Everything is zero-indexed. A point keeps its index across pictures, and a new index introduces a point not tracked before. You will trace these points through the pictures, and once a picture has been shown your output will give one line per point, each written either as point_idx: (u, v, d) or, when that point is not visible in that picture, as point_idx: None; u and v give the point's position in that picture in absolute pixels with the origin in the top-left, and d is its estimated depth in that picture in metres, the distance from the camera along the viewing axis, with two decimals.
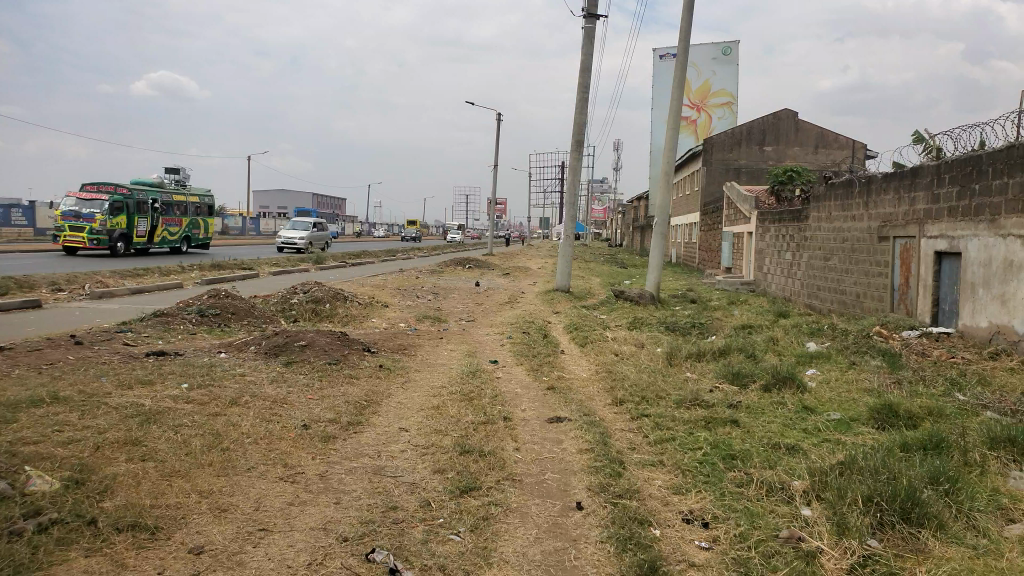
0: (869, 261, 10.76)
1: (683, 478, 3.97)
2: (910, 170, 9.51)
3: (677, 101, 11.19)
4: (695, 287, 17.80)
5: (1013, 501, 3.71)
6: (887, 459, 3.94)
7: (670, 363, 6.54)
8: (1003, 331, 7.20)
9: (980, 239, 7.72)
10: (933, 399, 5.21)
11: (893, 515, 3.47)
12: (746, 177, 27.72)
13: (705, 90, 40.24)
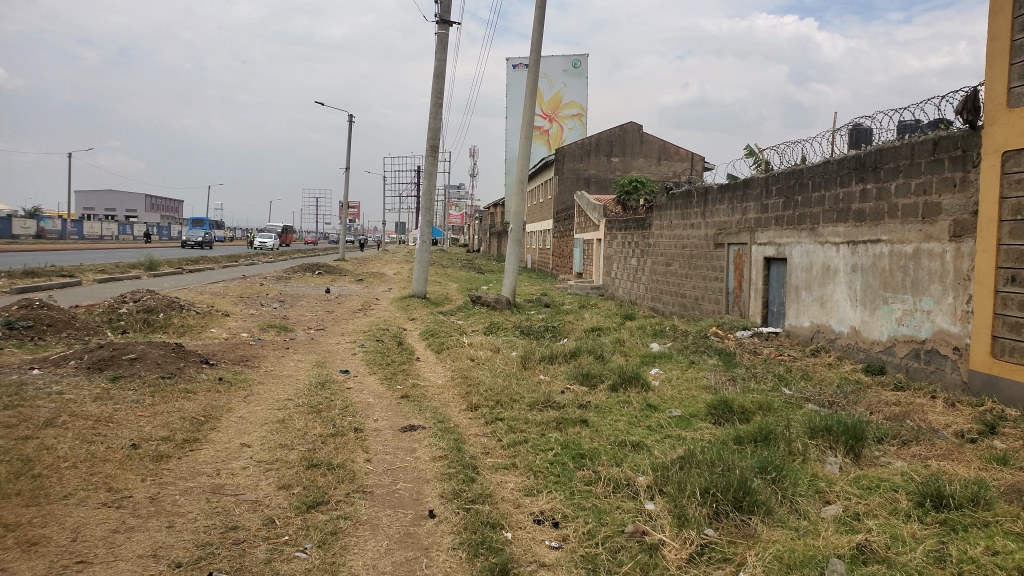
0: (706, 267, 11.50)
1: (534, 480, 4.05)
2: (742, 181, 10.25)
3: (530, 110, 11.43)
4: (550, 292, 18.31)
5: (829, 484, 4.19)
6: (722, 452, 4.22)
7: (525, 366, 6.67)
8: (823, 330, 7.94)
9: (803, 246, 8.44)
10: (763, 393, 5.64)
11: (727, 505, 3.72)
12: (595, 187, 28.98)
13: (558, 100, 41.54)
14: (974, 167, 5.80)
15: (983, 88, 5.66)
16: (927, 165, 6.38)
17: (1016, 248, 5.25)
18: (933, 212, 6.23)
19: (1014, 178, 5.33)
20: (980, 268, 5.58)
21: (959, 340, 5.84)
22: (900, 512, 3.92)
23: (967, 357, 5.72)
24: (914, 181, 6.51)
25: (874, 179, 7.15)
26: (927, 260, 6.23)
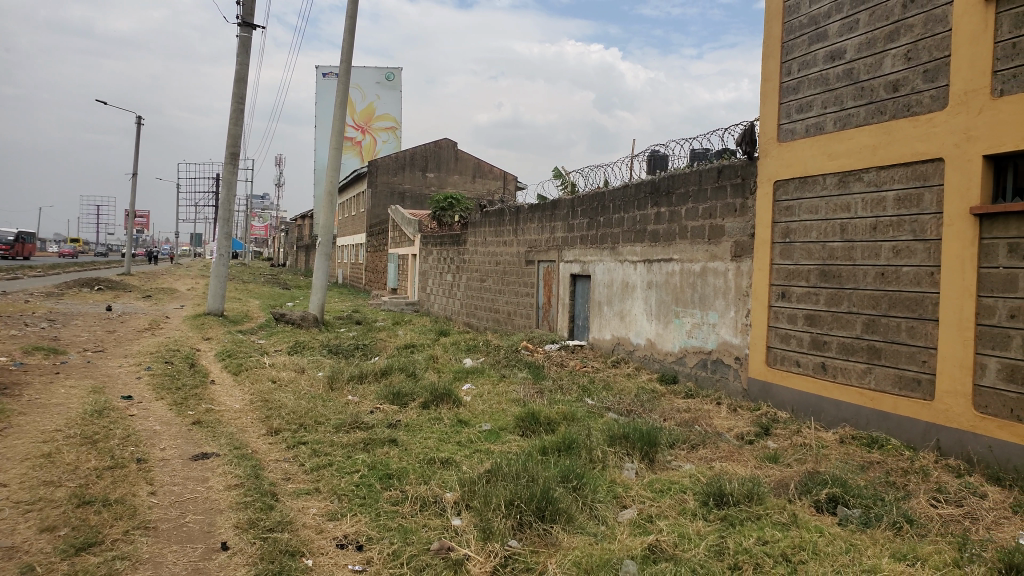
0: (518, 282, 12.03)
1: (338, 503, 3.94)
2: (550, 202, 11.05)
3: (340, 120, 11.20)
4: (362, 308, 18.07)
5: (625, 489, 4.46)
6: (528, 463, 4.36)
7: (332, 388, 6.49)
8: (622, 342, 9.04)
9: (605, 264, 9.50)
10: (569, 405, 5.90)
11: (531, 516, 3.88)
12: (410, 202, 29.10)
13: (370, 113, 41.24)
14: (751, 194, 7.06)
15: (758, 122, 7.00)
16: (712, 191, 7.59)
17: (785, 268, 6.63)
18: (717, 234, 7.46)
19: (783, 205, 6.69)
20: (757, 286, 6.90)
21: (739, 350, 7.14)
22: (687, 511, 4.28)
23: (747, 365, 7.03)
24: (701, 206, 7.72)
25: (667, 203, 8.27)
26: (713, 277, 7.49)
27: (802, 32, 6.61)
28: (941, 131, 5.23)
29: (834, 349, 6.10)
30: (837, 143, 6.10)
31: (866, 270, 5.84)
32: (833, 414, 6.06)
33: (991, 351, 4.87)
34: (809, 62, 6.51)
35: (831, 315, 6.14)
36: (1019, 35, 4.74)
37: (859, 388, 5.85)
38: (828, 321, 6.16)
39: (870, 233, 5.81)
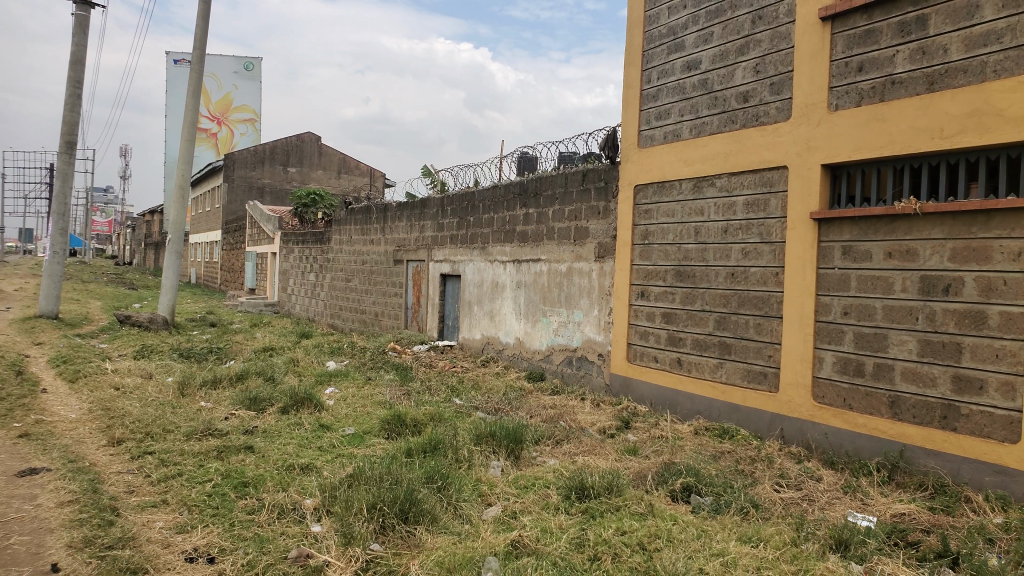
0: (384, 282, 12.25)
1: (187, 515, 3.74)
2: (418, 201, 11.29)
3: (193, 110, 10.67)
4: (217, 309, 17.36)
5: (490, 487, 4.54)
6: (391, 465, 4.35)
7: (183, 394, 6.15)
8: (492, 341, 9.49)
9: (474, 264, 9.87)
10: (436, 405, 5.90)
11: (394, 518, 3.85)
12: (269, 197, 28.21)
13: (224, 105, 39.41)
14: (614, 198, 7.55)
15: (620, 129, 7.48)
16: (577, 193, 8.03)
17: (644, 267, 7.15)
18: (582, 235, 7.92)
19: (643, 208, 7.21)
20: (618, 286, 7.42)
21: (602, 347, 7.64)
22: (550, 506, 4.41)
23: (609, 362, 7.51)
24: (567, 208, 8.15)
25: (535, 204, 8.67)
26: (579, 277, 7.96)
27: (661, 42, 7.11)
28: (785, 141, 5.84)
29: (688, 345, 6.66)
30: (693, 150, 6.65)
31: (718, 271, 6.41)
32: (688, 406, 6.62)
33: (827, 345, 5.56)
34: (667, 71, 7.00)
35: (685, 313, 6.70)
36: (851, 56, 5.43)
37: (711, 382, 6.42)
38: (683, 318, 6.71)
39: (721, 235, 6.39)
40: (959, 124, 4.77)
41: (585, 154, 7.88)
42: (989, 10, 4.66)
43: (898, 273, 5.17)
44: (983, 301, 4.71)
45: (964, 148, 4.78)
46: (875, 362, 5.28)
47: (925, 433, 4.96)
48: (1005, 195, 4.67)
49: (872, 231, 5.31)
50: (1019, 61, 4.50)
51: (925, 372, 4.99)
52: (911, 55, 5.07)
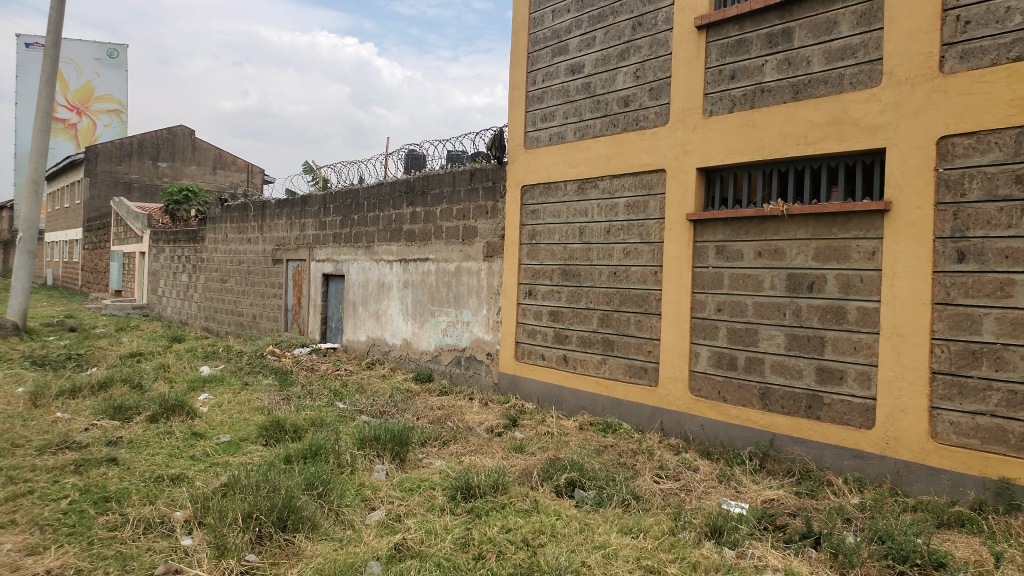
0: (263, 282, 11.97)
1: (39, 536, 3.48)
2: (299, 198, 11.09)
3: (48, 98, 9.94)
4: (78, 313, 16.28)
5: (374, 491, 4.50)
6: (268, 473, 4.22)
7: (34, 405, 5.70)
8: (377, 343, 9.39)
9: (359, 263, 9.78)
10: (318, 410, 5.80)
11: (271, 527, 3.72)
12: (137, 194, 26.80)
13: (87, 92, 37.10)
14: (501, 197, 7.62)
15: (506, 129, 7.55)
16: (464, 192, 8.06)
17: (531, 267, 7.27)
18: (470, 234, 7.97)
19: (530, 209, 7.31)
20: (506, 285, 7.50)
21: (490, 346, 7.70)
22: (435, 507, 4.41)
23: (497, 361, 7.58)
24: (454, 207, 8.18)
25: (421, 203, 8.67)
26: (467, 276, 8.00)
27: (545, 44, 7.23)
28: (663, 145, 6.07)
29: (574, 342, 6.81)
30: (577, 152, 6.80)
31: (601, 270, 6.59)
32: (573, 402, 6.75)
33: (702, 340, 5.83)
34: (552, 73, 7.13)
35: (571, 312, 6.85)
36: (724, 64, 5.71)
37: (595, 378, 6.59)
38: (569, 317, 6.86)
39: (604, 235, 6.56)
40: (819, 132, 5.18)
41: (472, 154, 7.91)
42: (845, 27, 5.07)
43: (767, 271, 5.48)
44: (842, 297, 5.10)
45: (826, 154, 5.18)
46: (747, 356, 5.58)
47: (792, 422, 5.31)
48: (861, 198, 5.07)
49: (743, 232, 5.61)
50: (872, 75, 4.96)
51: (791, 364, 5.33)
52: (778, 65, 5.41)
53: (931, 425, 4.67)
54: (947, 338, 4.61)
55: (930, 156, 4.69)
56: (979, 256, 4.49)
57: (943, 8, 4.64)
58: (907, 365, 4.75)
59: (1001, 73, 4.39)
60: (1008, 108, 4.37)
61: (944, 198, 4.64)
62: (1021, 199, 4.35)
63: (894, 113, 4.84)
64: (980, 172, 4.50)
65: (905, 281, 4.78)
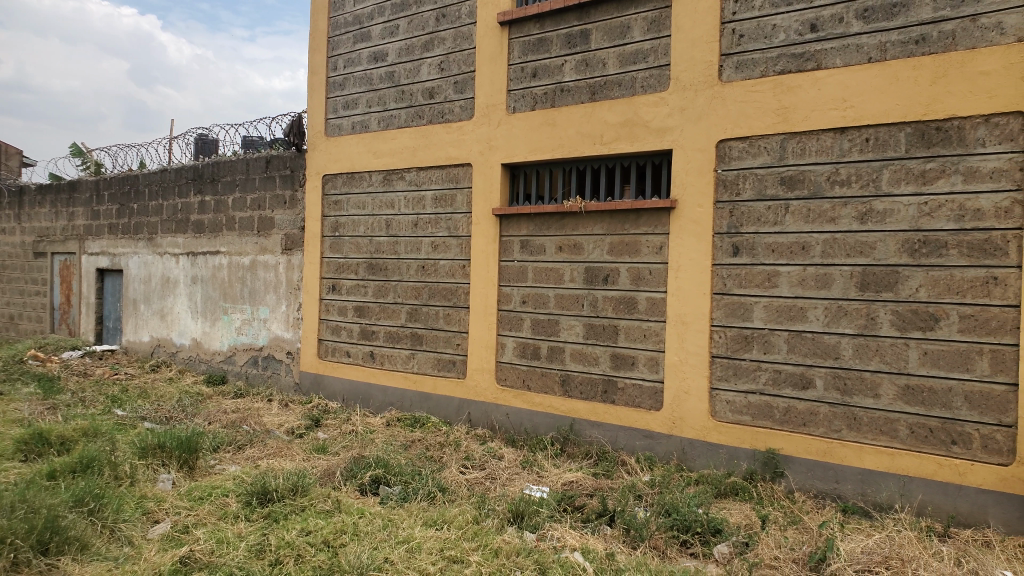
0: (23, 279, 10.68)
1: None
2: (67, 184, 10.05)
3: None
4: None
5: (157, 502, 4.19)
6: (26, 492, 3.78)
7: None
8: (163, 343, 8.73)
9: (140, 257, 9.04)
10: (90, 419, 5.32)
11: (29, 551, 3.32)
12: None
13: None
14: (300, 186, 7.37)
15: (305, 116, 7.30)
16: (260, 181, 7.71)
17: (335, 261, 7.09)
18: (267, 225, 7.64)
19: (333, 200, 7.13)
20: (308, 280, 7.25)
21: (290, 345, 7.41)
22: (228, 515, 4.19)
23: (299, 359, 7.32)
24: (249, 196, 7.81)
25: (212, 191, 8.19)
26: (263, 270, 7.65)
27: (346, 30, 7.04)
28: (469, 138, 6.13)
29: (381, 338, 6.73)
30: (382, 142, 6.70)
31: (409, 264, 6.56)
32: (381, 398, 6.67)
33: (508, 332, 5.98)
34: (353, 60, 6.97)
35: (378, 306, 6.76)
36: (526, 61, 5.86)
37: (403, 372, 6.56)
38: (376, 311, 6.77)
39: (411, 228, 6.53)
40: (614, 132, 5.47)
41: (269, 141, 7.53)
42: (637, 33, 5.39)
43: (567, 265, 5.72)
44: (634, 288, 5.43)
45: (619, 153, 5.48)
46: (549, 346, 5.79)
47: (590, 406, 5.59)
48: (650, 195, 5.43)
49: (546, 227, 5.81)
50: (661, 79, 5.31)
51: (589, 352, 5.61)
52: (576, 65, 5.64)
53: (710, 404, 5.12)
54: (724, 325, 5.08)
55: (711, 158, 5.11)
56: (750, 250, 4.98)
57: (720, 22, 5.07)
58: (690, 350, 5.18)
59: (769, 85, 4.89)
60: (775, 117, 4.87)
61: (722, 197, 5.09)
62: (784, 199, 4.87)
63: (680, 116, 5.21)
64: (752, 174, 4.98)
65: (688, 274, 5.19)
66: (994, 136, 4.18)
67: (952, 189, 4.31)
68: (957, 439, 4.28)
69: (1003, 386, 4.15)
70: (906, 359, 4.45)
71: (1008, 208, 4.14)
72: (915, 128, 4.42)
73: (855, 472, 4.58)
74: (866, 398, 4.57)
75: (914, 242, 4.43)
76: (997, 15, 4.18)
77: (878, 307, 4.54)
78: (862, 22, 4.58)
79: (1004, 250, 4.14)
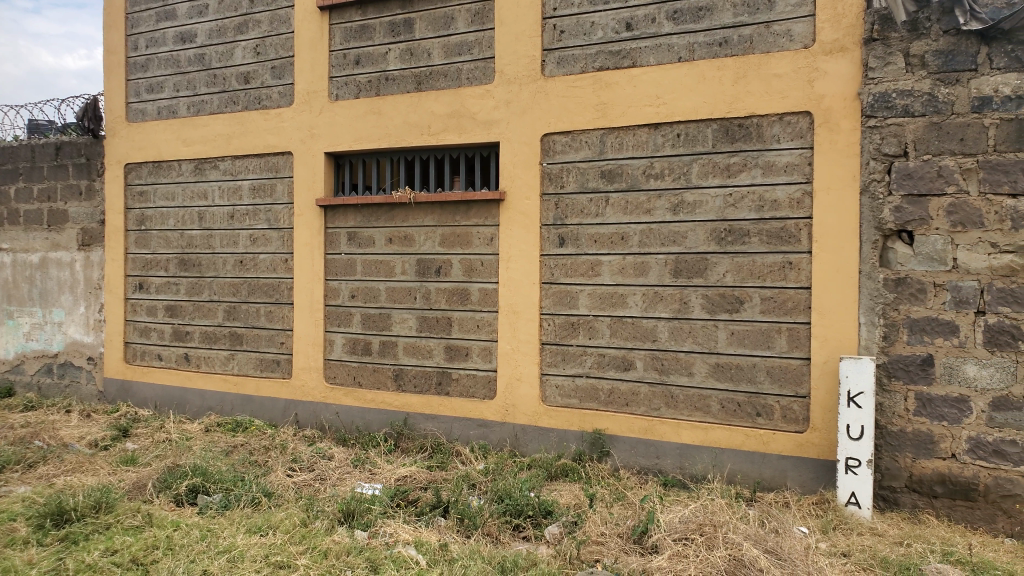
0: None
1: None
2: None
3: None
4: None
5: None
6: None
7: None
8: None
9: None
10: None
11: None
12: None
13: None
14: (97, 176, 6.76)
15: (101, 99, 6.69)
16: (49, 169, 6.99)
17: (141, 257, 6.58)
18: (60, 219, 6.94)
19: (137, 190, 6.61)
20: (110, 278, 6.67)
21: (91, 350, 6.80)
22: (17, 541, 3.78)
23: (101, 366, 6.74)
24: (37, 187, 7.06)
25: None
26: (56, 269, 6.95)
27: (147, 7, 6.52)
28: (289, 126, 5.89)
29: (196, 339, 6.33)
30: (193, 129, 6.28)
31: (225, 258, 6.21)
32: (198, 403, 6.28)
33: (336, 328, 5.82)
34: (157, 40, 6.47)
35: (192, 305, 6.34)
36: (348, 48, 5.72)
37: (221, 375, 6.21)
38: (189, 310, 6.35)
39: (227, 221, 6.19)
40: (441, 122, 5.44)
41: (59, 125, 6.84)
42: (461, 24, 5.40)
43: (397, 257, 5.65)
44: (465, 280, 5.46)
45: (447, 144, 5.47)
46: (380, 341, 5.70)
47: (423, 399, 5.57)
48: (479, 186, 5.47)
49: (374, 218, 5.70)
50: (485, 71, 5.35)
51: (422, 345, 5.58)
52: (401, 55, 5.57)
53: (541, 390, 5.26)
54: (552, 313, 5.23)
55: (536, 151, 5.22)
56: (575, 240, 5.15)
57: (542, 17, 5.18)
58: (521, 338, 5.29)
59: (589, 80, 5.06)
60: (595, 111, 5.05)
61: (548, 189, 5.22)
62: (605, 191, 5.07)
63: (505, 109, 5.28)
64: (574, 167, 5.14)
65: (518, 264, 5.29)
66: (787, 133, 4.58)
67: (752, 182, 4.67)
68: (761, 411, 4.67)
69: (799, 361, 4.57)
70: (715, 339, 4.79)
71: (799, 199, 4.55)
72: (720, 125, 4.75)
73: (673, 447, 4.89)
74: (681, 376, 4.88)
75: (721, 231, 4.77)
76: (787, 23, 4.57)
77: (690, 293, 4.85)
78: (672, 23, 4.85)
79: (797, 237, 4.56)
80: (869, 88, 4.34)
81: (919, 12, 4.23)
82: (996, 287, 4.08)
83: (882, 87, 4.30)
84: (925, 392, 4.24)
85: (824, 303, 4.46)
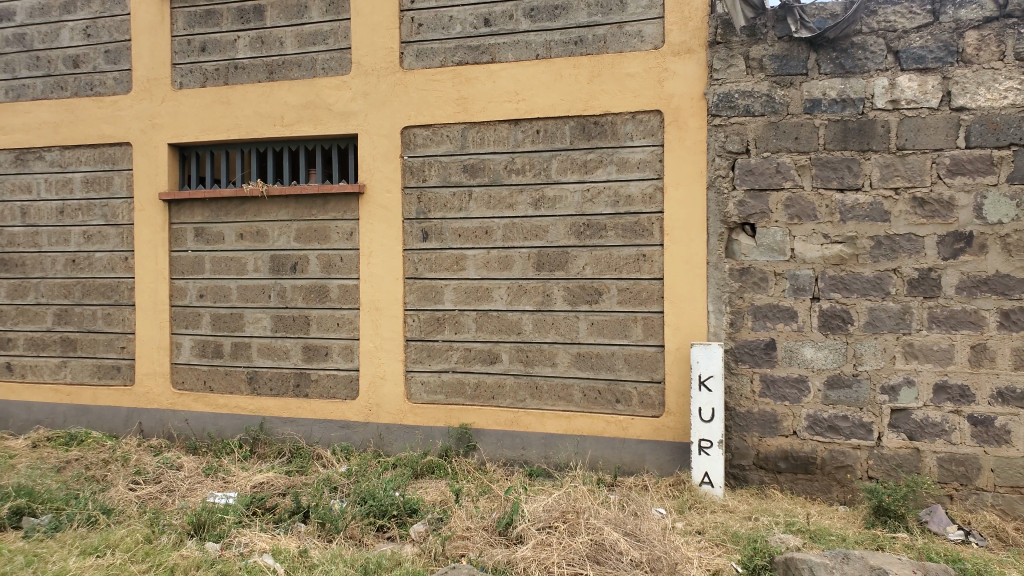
0: None
1: None
2: None
3: None
4: None
5: None
6: None
7: None
8: None
9: None
10: None
11: None
12: None
13: None
14: None
15: None
16: None
17: None
18: None
19: None
20: None
21: None
22: None
23: None
24: None
25: None
26: None
27: None
28: (127, 115, 5.50)
29: (21, 346, 5.80)
30: (14, 116, 5.75)
31: (54, 258, 5.72)
32: (24, 417, 5.75)
33: (184, 330, 5.50)
34: None
35: (15, 309, 5.81)
36: (192, 34, 5.41)
37: (51, 384, 5.72)
38: (13, 315, 5.82)
39: (56, 217, 5.71)
40: (295, 114, 5.25)
41: None
42: (315, 13, 5.23)
43: (250, 254, 5.39)
44: (324, 276, 5.29)
45: (302, 136, 5.28)
46: (232, 342, 5.43)
47: (280, 402, 5.35)
48: (337, 180, 5.32)
49: (223, 213, 5.43)
50: (342, 62, 5.20)
51: (278, 345, 5.36)
52: (250, 43, 5.32)
53: (406, 387, 5.19)
54: (417, 309, 5.17)
55: (397, 144, 5.14)
56: (438, 234, 5.11)
57: (400, 9, 5.10)
58: (385, 336, 5.19)
59: (448, 74, 5.03)
60: (456, 106, 5.03)
61: (409, 183, 5.15)
62: (467, 185, 5.07)
63: (363, 101, 5.16)
64: (436, 162, 5.10)
65: (379, 260, 5.18)
66: (639, 131, 4.75)
67: (608, 177, 4.82)
68: (620, 398, 4.82)
69: (653, 348, 4.75)
70: (576, 330, 4.90)
71: (651, 194, 4.73)
72: (577, 122, 4.86)
73: (538, 437, 4.95)
74: (545, 367, 4.95)
75: (579, 225, 4.88)
76: (638, 24, 4.73)
77: (552, 285, 4.94)
78: (529, 21, 4.91)
79: (649, 231, 4.74)
80: (714, 88, 4.56)
81: (756, 19, 4.50)
82: (828, 275, 4.40)
83: (726, 87, 4.54)
84: (769, 374, 4.52)
85: (675, 292, 4.66)
